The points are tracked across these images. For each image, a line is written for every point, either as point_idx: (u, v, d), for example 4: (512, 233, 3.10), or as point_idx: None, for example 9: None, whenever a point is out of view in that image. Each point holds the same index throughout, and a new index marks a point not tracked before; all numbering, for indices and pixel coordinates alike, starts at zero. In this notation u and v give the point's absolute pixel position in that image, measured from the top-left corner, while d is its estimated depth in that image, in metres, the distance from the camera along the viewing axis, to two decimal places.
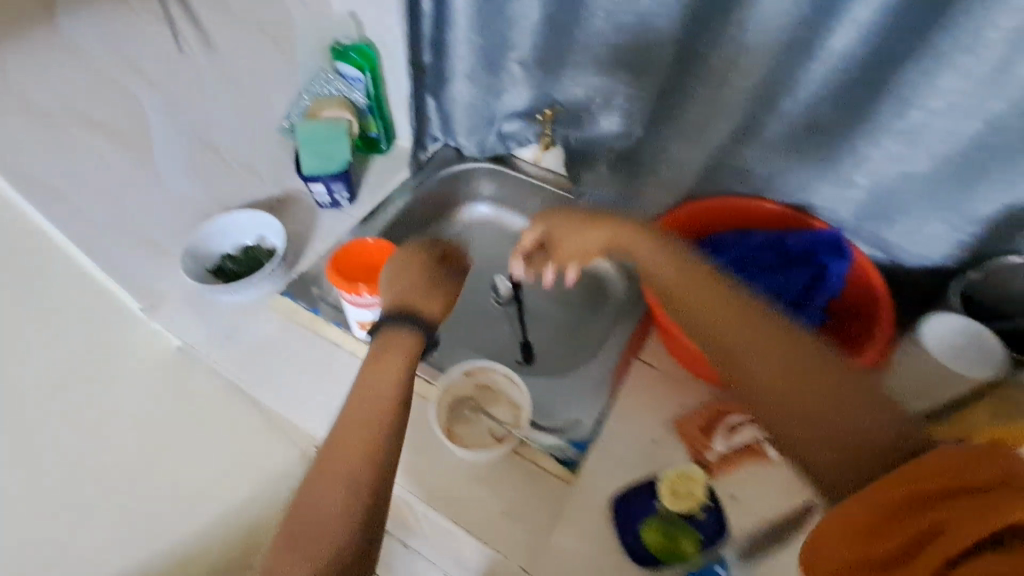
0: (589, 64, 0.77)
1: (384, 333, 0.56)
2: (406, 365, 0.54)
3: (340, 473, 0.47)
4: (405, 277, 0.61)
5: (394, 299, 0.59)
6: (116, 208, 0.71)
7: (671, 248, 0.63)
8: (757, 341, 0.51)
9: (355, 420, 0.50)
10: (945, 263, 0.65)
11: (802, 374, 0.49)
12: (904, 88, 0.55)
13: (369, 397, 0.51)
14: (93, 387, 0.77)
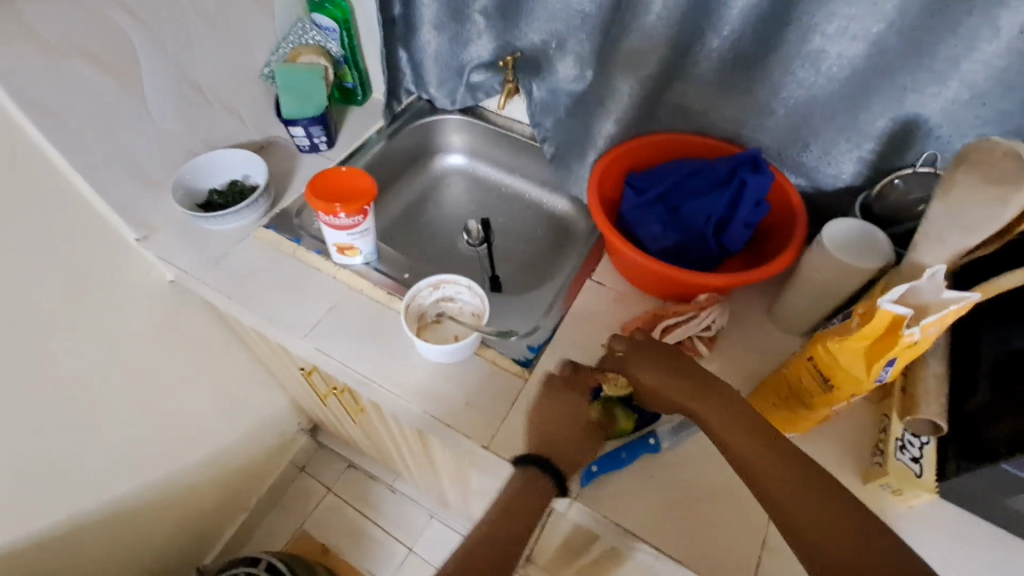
0: (544, 11, 0.84)
1: (522, 473, 0.62)
2: (545, 494, 0.61)
3: (486, 554, 0.56)
4: (536, 425, 0.67)
5: (539, 447, 0.65)
6: (113, 145, 0.79)
7: (661, 360, 0.64)
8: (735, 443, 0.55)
9: (490, 530, 0.58)
10: (852, 181, 0.73)
11: (788, 474, 0.52)
12: (809, 15, 0.63)
13: (525, 509, 0.59)
14: (98, 310, 0.85)
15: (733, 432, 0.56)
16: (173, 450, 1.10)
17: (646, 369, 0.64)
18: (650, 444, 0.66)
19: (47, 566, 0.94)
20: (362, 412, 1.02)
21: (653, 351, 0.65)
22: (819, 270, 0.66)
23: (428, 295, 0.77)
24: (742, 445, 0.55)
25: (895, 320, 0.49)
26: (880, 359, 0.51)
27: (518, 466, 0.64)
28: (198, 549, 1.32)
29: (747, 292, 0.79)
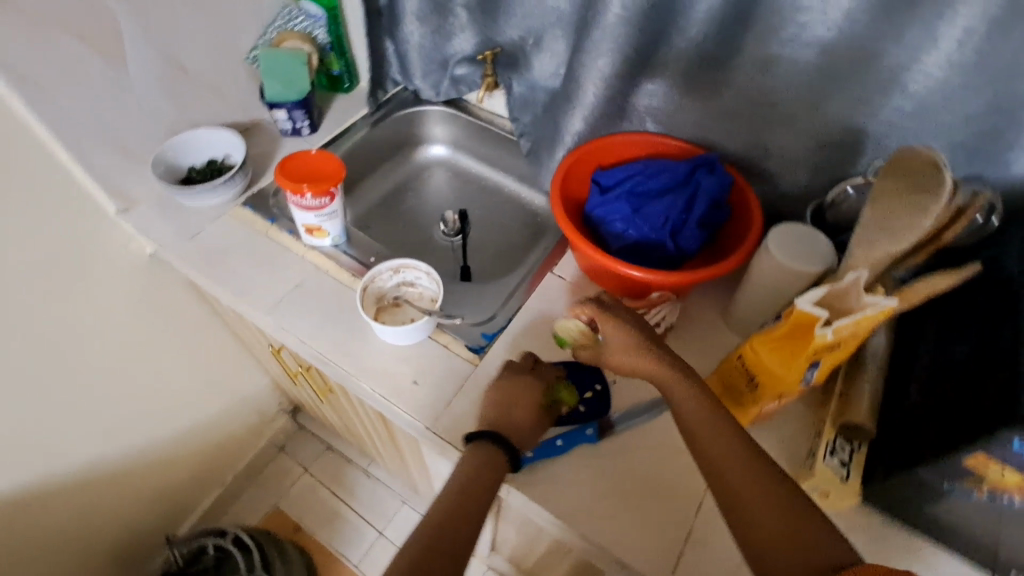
0: (521, 7, 0.86)
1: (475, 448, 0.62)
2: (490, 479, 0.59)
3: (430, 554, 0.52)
4: (493, 402, 0.67)
5: (496, 424, 0.64)
6: (98, 120, 0.82)
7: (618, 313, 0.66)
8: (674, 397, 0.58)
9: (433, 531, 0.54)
10: (808, 187, 0.74)
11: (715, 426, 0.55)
12: (768, 20, 0.65)
13: (469, 495, 0.57)
14: (78, 279, 0.88)
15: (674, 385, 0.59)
16: (149, 419, 1.13)
17: (617, 335, 0.63)
18: (586, 434, 0.67)
19: (20, 522, 0.97)
20: (331, 393, 1.04)
21: (632, 322, 0.64)
22: (763, 272, 0.66)
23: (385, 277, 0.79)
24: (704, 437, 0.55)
25: (811, 319, 0.50)
26: (798, 358, 0.52)
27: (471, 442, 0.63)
28: (174, 520, 1.35)
29: (703, 291, 0.80)
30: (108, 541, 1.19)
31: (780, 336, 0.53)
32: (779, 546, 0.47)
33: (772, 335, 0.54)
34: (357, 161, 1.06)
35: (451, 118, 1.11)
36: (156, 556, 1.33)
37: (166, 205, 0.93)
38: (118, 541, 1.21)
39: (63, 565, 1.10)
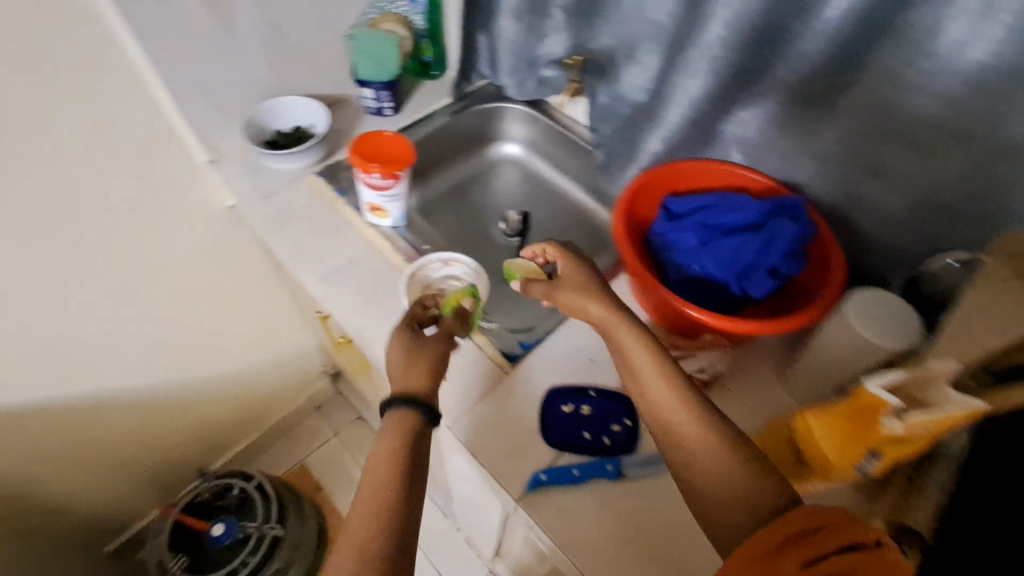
0: (619, 16, 0.82)
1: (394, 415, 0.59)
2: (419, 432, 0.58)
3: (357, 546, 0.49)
4: (410, 355, 0.64)
5: (416, 385, 0.61)
6: (198, 75, 0.88)
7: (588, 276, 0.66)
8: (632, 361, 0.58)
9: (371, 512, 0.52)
10: (904, 252, 0.66)
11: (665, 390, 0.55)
12: (888, 64, 0.59)
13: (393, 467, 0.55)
14: (160, 217, 0.95)
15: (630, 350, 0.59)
16: (202, 357, 1.21)
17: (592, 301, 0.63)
18: (606, 469, 0.64)
19: (78, 424, 1.08)
20: (367, 368, 1.06)
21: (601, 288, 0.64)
22: (834, 338, 0.60)
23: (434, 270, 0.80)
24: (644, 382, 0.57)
25: (878, 404, 0.46)
26: (857, 445, 0.47)
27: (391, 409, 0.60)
28: (210, 453, 1.44)
29: (761, 343, 0.74)
30: (149, 459, 1.29)
31: (839, 415, 0.48)
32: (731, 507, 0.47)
33: (832, 413, 0.49)
34: (431, 148, 1.07)
35: (531, 117, 1.09)
36: (189, 482, 1.43)
37: (249, 162, 0.98)
38: (158, 461, 1.31)
39: (108, 470, 1.21)
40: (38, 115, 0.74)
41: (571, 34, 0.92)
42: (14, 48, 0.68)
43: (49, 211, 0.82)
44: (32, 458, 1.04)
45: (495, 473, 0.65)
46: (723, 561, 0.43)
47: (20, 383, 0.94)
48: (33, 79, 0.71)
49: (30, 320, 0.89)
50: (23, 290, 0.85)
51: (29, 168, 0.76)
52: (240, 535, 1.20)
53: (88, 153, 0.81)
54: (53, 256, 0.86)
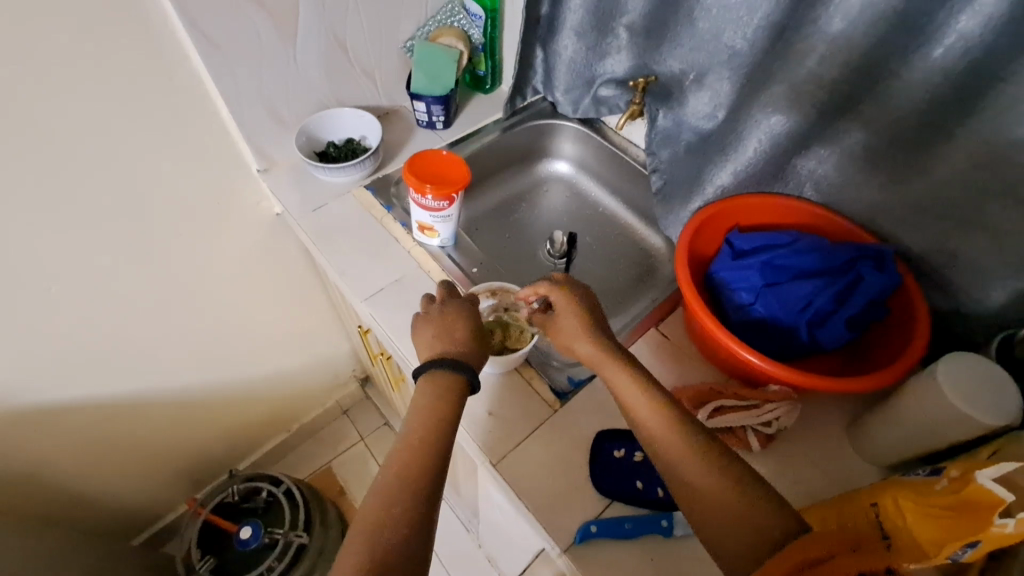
0: (689, 39, 0.78)
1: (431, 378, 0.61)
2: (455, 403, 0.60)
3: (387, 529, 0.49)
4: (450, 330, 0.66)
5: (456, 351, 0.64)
6: (257, 84, 0.87)
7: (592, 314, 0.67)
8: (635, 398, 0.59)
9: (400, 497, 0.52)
10: (1000, 313, 0.61)
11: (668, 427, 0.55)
12: (1003, 112, 0.54)
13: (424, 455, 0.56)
14: (209, 222, 0.96)
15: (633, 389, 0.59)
16: (238, 359, 1.22)
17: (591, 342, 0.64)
18: (660, 526, 0.60)
19: (117, 421, 1.09)
20: (403, 384, 1.04)
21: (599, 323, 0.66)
22: (921, 405, 0.56)
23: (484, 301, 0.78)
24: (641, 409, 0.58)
25: (990, 501, 0.41)
26: (957, 539, 0.42)
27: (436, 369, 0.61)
28: (239, 453, 1.45)
29: (827, 395, 0.70)
30: (181, 455, 1.30)
31: (940, 505, 0.44)
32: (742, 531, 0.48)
33: (930, 500, 0.44)
34: (481, 163, 1.05)
35: (585, 136, 1.07)
36: (216, 480, 1.44)
37: (299, 171, 0.98)
38: (189, 458, 1.32)
39: (142, 466, 1.22)
40: (100, 122, 0.74)
41: (634, 54, 0.88)
42: (82, 57, 0.68)
43: (104, 215, 0.82)
44: (72, 451, 1.06)
45: (542, 519, 0.62)
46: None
47: (65, 379, 0.95)
48: (97, 87, 0.71)
49: (79, 320, 0.90)
50: (74, 290, 0.86)
51: (88, 173, 0.77)
52: (266, 540, 1.20)
53: (144, 159, 0.81)
54: (105, 259, 0.87)
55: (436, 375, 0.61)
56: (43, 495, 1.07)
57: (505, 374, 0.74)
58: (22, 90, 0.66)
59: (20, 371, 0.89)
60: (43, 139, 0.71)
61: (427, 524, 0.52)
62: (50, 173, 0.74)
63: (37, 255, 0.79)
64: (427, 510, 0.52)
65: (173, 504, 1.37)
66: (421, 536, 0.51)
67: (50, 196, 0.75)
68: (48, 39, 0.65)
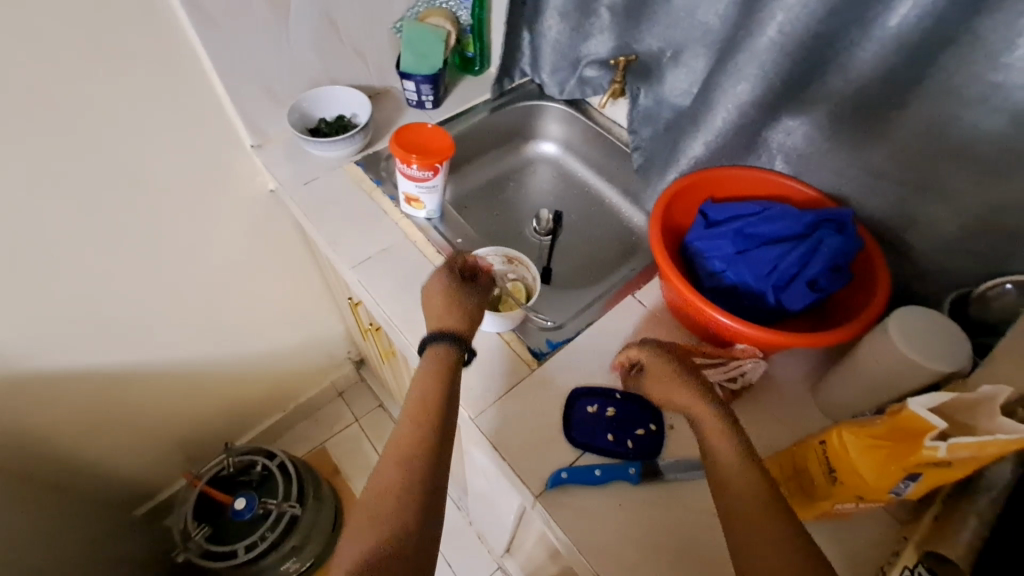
0: (667, 18, 0.82)
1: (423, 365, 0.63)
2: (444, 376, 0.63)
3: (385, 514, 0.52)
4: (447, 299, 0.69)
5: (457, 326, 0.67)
6: (251, 61, 0.90)
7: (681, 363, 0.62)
8: (721, 455, 0.54)
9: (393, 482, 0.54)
10: (954, 273, 0.65)
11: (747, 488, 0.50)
12: (951, 78, 0.57)
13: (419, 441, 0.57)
14: (205, 198, 0.99)
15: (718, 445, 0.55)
16: (235, 335, 1.25)
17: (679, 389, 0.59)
18: (628, 473, 0.63)
19: (116, 391, 1.13)
20: (393, 357, 1.07)
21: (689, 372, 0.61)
22: (876, 359, 0.59)
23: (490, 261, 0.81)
24: (719, 457, 0.54)
25: (924, 428, 0.43)
26: (893, 467, 0.45)
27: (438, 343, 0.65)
28: (235, 430, 1.48)
29: (794, 357, 0.73)
30: (178, 431, 1.33)
31: (878, 436, 0.46)
32: None
33: (870, 432, 0.47)
34: (469, 142, 1.08)
35: (571, 116, 1.09)
36: (213, 456, 1.48)
37: (292, 148, 1.01)
38: (186, 433, 1.36)
39: (139, 438, 1.26)
40: (100, 93, 0.77)
41: (615, 32, 0.91)
42: (84, 31, 0.72)
43: (103, 185, 0.85)
44: (72, 420, 1.09)
45: (518, 469, 0.65)
46: None
47: (66, 347, 0.99)
48: (97, 58, 0.75)
49: (80, 291, 0.94)
50: (75, 258, 0.89)
51: (88, 142, 0.80)
52: (259, 511, 1.23)
53: (142, 131, 0.84)
54: (104, 229, 0.90)
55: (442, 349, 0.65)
56: (44, 462, 1.11)
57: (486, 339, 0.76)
58: (26, 58, 0.69)
59: (22, 336, 0.92)
60: (45, 107, 0.74)
61: (418, 499, 0.53)
62: (53, 141, 0.77)
63: (39, 221, 0.82)
64: (417, 488, 0.54)
65: (171, 478, 1.40)
66: (408, 506, 0.52)
67: (52, 167, 0.79)
68: (51, 10, 0.68)
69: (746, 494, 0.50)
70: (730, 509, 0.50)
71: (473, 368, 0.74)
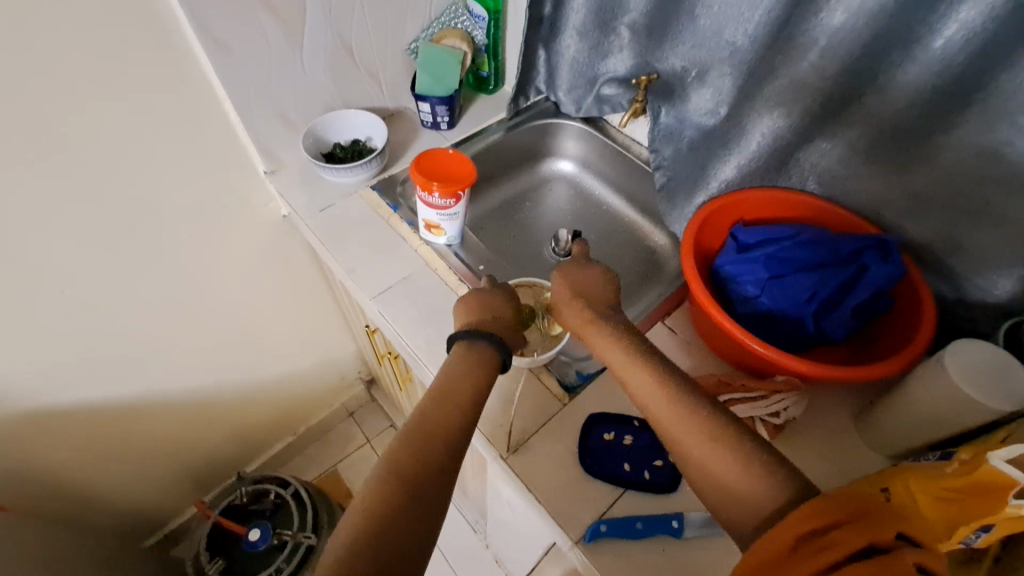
0: (692, 36, 0.79)
1: (462, 347, 0.62)
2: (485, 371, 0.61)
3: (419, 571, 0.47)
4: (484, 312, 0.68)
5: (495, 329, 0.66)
6: (265, 87, 0.88)
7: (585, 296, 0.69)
8: (621, 363, 0.60)
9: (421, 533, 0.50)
10: (1006, 301, 0.62)
11: (649, 382, 0.57)
12: (1004, 101, 0.55)
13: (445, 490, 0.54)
14: (216, 226, 0.97)
15: (617, 355, 0.61)
16: (247, 362, 1.23)
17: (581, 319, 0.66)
18: (670, 526, 0.60)
19: (128, 423, 1.10)
20: (410, 383, 1.05)
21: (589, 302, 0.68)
22: (932, 394, 0.56)
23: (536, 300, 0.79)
24: (626, 369, 0.59)
25: (1003, 483, 0.41)
26: (968, 522, 0.43)
27: (477, 341, 0.63)
28: (246, 455, 1.45)
29: (834, 386, 0.70)
30: (188, 459, 1.30)
31: (952, 487, 0.44)
32: (723, 473, 0.49)
33: (943, 483, 0.45)
34: (486, 161, 1.06)
35: (589, 134, 1.07)
36: (224, 483, 1.45)
37: (305, 173, 0.99)
38: (198, 461, 1.33)
39: (151, 467, 1.23)
40: (111, 126, 0.75)
41: (635, 49, 0.89)
42: (98, 64, 0.70)
43: (116, 217, 0.83)
44: (83, 453, 1.07)
45: (554, 512, 0.62)
46: (777, 546, 0.41)
47: (78, 383, 0.96)
48: (111, 89, 0.73)
49: (92, 326, 0.91)
50: (85, 292, 0.87)
51: (101, 175, 0.78)
52: (274, 541, 1.20)
53: (154, 162, 0.82)
54: (115, 262, 0.87)
55: (486, 348, 0.62)
56: (55, 496, 1.08)
57: (520, 389, 0.73)
58: (38, 93, 0.67)
59: (31, 372, 0.89)
60: (56, 141, 0.72)
61: None
62: (65, 176, 0.75)
63: (50, 257, 0.80)
64: None
65: (182, 506, 1.38)
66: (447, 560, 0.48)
67: (64, 204, 0.77)
68: (62, 45, 0.66)
69: (648, 381, 0.57)
70: (647, 398, 0.56)
71: (497, 402, 0.71)
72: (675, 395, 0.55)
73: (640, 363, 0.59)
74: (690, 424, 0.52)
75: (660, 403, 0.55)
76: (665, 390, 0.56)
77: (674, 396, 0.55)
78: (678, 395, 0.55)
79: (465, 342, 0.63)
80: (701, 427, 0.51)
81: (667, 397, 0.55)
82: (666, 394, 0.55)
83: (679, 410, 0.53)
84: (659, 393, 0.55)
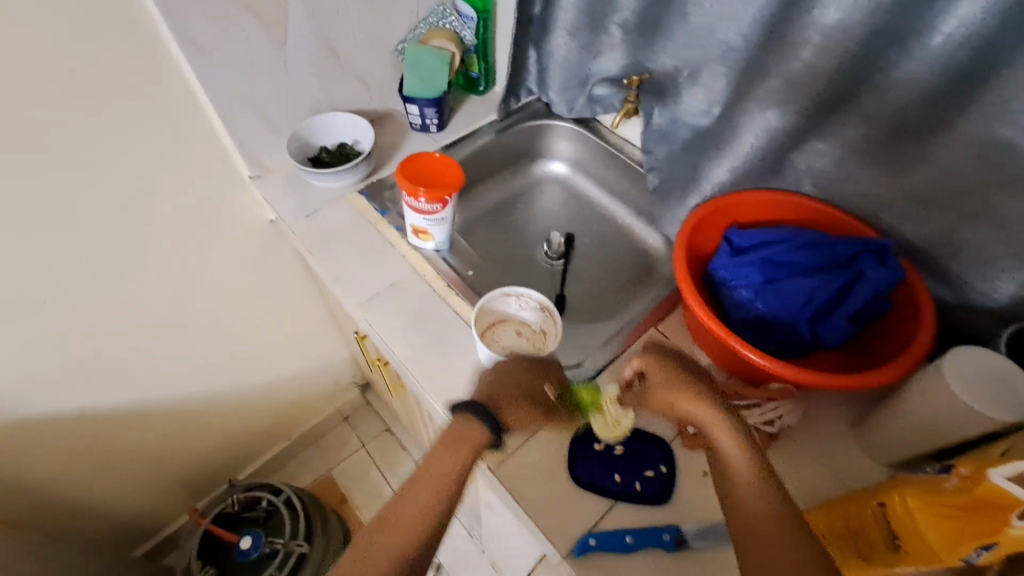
0: (684, 35, 0.78)
1: (462, 420, 0.61)
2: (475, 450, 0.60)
3: None
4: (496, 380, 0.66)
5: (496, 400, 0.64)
6: (249, 90, 0.86)
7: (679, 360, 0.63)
8: (713, 441, 0.55)
9: None
10: (1005, 306, 0.61)
11: (740, 466, 0.52)
12: (1006, 100, 0.53)
13: None
14: (202, 232, 0.95)
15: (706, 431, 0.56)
16: (238, 368, 1.22)
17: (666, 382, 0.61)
18: (662, 540, 0.59)
19: (117, 432, 1.08)
20: (401, 390, 1.03)
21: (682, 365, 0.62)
22: (930, 404, 0.55)
23: (525, 307, 0.77)
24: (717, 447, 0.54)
25: (1006, 502, 0.39)
26: (969, 541, 0.40)
27: (472, 412, 0.61)
28: (238, 462, 1.44)
29: (830, 393, 0.68)
30: (179, 467, 1.29)
31: (952, 504, 0.42)
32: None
33: (942, 499, 0.43)
34: (477, 164, 1.04)
35: (581, 135, 1.06)
36: (216, 490, 1.43)
37: (292, 177, 0.97)
38: (189, 469, 1.31)
39: (141, 476, 1.21)
40: (91, 132, 0.73)
41: (627, 48, 0.87)
42: (76, 69, 0.68)
43: (98, 226, 0.81)
44: (70, 463, 1.05)
45: (543, 527, 0.61)
46: None
47: (63, 393, 0.95)
48: (90, 94, 0.71)
49: (76, 335, 0.90)
50: (67, 302, 0.85)
51: (81, 182, 0.76)
52: (267, 550, 1.17)
53: (136, 169, 0.81)
54: (98, 270, 0.85)
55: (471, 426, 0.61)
56: (42, 508, 1.06)
57: None
58: (14, 101, 0.65)
59: (13, 384, 0.87)
60: (33, 148, 0.70)
61: None
62: (43, 185, 0.73)
63: (30, 267, 0.78)
64: None
65: (174, 514, 1.36)
66: None
67: (43, 213, 0.75)
68: (36, 49, 0.64)
69: (741, 465, 0.52)
70: (738, 481, 0.51)
71: None
72: (767, 485, 0.50)
73: (732, 445, 0.53)
74: (774, 520, 0.47)
75: (748, 492, 0.50)
76: (754, 478, 0.51)
77: (766, 487, 0.50)
78: (771, 488, 0.50)
79: (464, 410, 0.62)
80: (786, 528, 0.46)
81: (759, 484, 0.50)
82: (759, 483, 0.50)
83: (766, 503, 0.49)
84: (751, 481, 0.50)
